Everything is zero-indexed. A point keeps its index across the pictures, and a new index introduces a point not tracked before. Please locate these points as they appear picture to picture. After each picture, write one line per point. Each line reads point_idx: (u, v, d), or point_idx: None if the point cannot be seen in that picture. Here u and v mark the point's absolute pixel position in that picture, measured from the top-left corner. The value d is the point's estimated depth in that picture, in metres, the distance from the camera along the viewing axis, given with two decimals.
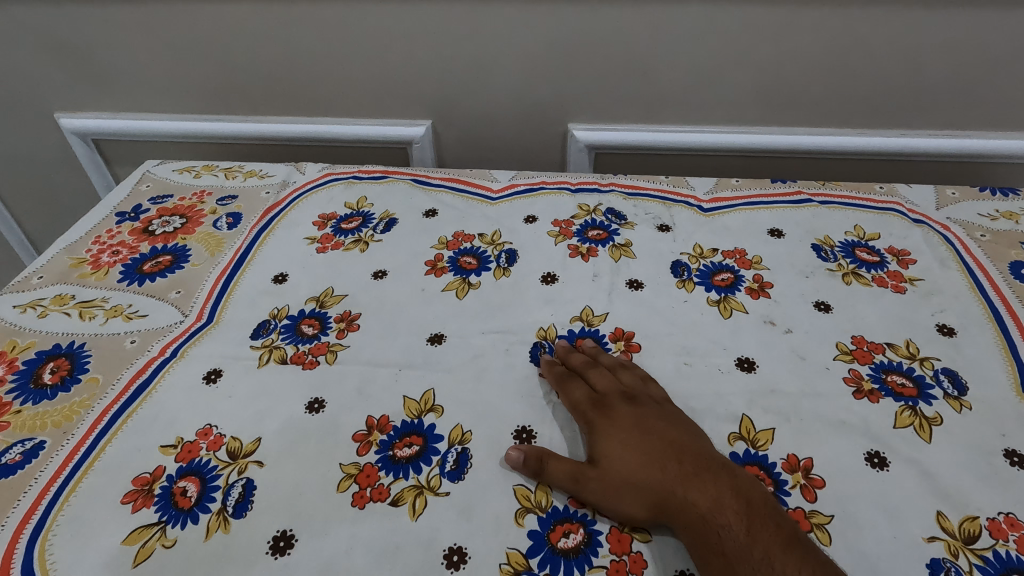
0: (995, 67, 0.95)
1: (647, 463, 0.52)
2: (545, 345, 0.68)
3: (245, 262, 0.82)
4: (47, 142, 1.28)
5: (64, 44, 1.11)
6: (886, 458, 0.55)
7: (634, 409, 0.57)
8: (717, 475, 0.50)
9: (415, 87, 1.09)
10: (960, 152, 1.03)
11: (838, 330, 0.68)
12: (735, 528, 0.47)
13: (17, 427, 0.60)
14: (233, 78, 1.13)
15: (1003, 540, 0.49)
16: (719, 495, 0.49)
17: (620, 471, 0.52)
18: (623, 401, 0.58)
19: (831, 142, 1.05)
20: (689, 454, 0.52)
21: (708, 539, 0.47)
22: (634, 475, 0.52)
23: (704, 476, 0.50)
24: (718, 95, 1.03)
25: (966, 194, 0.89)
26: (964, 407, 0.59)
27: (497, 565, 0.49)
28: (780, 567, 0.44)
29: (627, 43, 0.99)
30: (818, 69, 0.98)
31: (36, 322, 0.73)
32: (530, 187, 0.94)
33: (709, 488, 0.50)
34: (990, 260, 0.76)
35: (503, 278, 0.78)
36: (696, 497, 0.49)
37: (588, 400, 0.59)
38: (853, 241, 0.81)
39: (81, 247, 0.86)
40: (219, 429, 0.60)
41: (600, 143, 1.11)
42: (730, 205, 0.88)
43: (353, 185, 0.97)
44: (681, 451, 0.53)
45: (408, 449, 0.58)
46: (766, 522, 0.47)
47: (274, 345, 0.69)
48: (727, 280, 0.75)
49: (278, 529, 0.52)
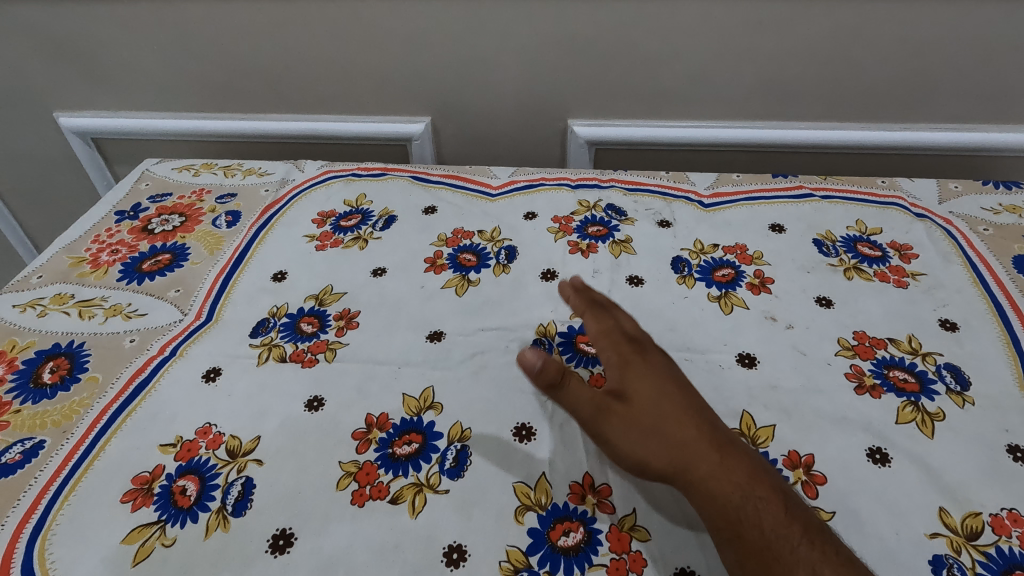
0: (998, 61, 0.94)
1: (682, 418, 0.49)
2: (544, 342, 0.68)
3: (244, 260, 0.82)
4: (46, 141, 1.28)
5: (62, 42, 1.10)
6: (888, 453, 0.55)
7: (668, 362, 0.55)
8: (751, 453, 0.48)
9: (414, 84, 1.09)
10: (962, 146, 1.02)
11: (839, 325, 0.67)
12: (771, 505, 0.44)
13: (17, 427, 0.60)
14: (231, 76, 1.12)
15: (1006, 536, 0.49)
16: (754, 471, 0.46)
17: (648, 414, 0.50)
18: (657, 350, 0.56)
19: (832, 136, 1.04)
20: (723, 425, 0.50)
21: (737, 512, 0.44)
22: (664, 422, 0.49)
23: (739, 450, 0.48)
24: (719, 90, 1.03)
25: (969, 188, 0.88)
26: (967, 402, 0.59)
27: (497, 562, 0.49)
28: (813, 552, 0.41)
29: (628, 37, 0.98)
30: (819, 63, 0.98)
31: (36, 321, 0.72)
32: (529, 183, 0.94)
33: (744, 461, 0.47)
34: (993, 254, 0.75)
35: (503, 274, 0.78)
36: (729, 469, 0.46)
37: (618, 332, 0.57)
38: (854, 236, 0.80)
39: (80, 246, 0.85)
40: (218, 427, 0.60)
41: (599, 139, 1.10)
42: (731, 200, 0.88)
43: (352, 183, 0.97)
44: (715, 419, 0.50)
45: (407, 446, 0.58)
46: (796, 509, 0.44)
47: (273, 343, 0.69)
48: (728, 275, 0.75)
49: (278, 527, 0.52)
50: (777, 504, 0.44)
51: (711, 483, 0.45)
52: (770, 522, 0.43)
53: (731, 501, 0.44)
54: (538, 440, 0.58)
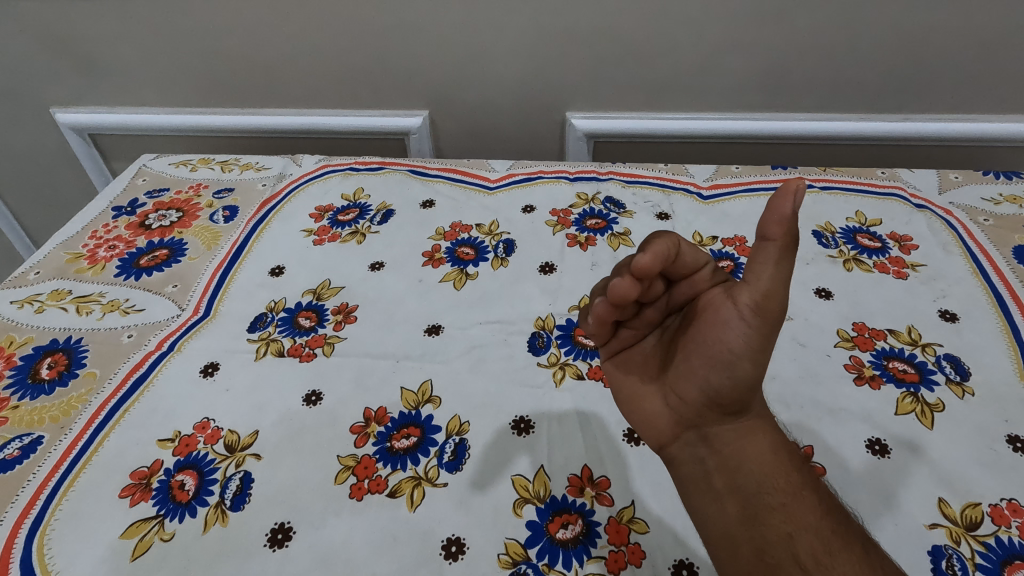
0: (999, 51, 0.93)
1: None
2: (543, 335, 0.68)
3: (242, 254, 0.82)
4: (43, 137, 1.27)
5: (56, 38, 1.09)
6: (887, 445, 0.55)
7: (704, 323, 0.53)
8: None
9: (411, 78, 1.08)
10: (963, 136, 1.02)
11: (838, 317, 0.67)
12: (816, 481, 0.44)
13: (15, 423, 0.60)
14: (226, 71, 1.12)
15: (1006, 526, 0.48)
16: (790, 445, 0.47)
17: None
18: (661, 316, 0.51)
19: (832, 128, 1.04)
20: None
21: (795, 482, 0.43)
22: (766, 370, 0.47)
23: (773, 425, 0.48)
24: (718, 82, 1.02)
25: (969, 178, 0.87)
26: (966, 393, 0.58)
27: (496, 556, 0.49)
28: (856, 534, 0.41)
29: (625, 28, 0.97)
30: (819, 54, 0.97)
31: (33, 317, 0.72)
32: (528, 177, 0.93)
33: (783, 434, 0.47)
34: (993, 245, 0.75)
35: (501, 267, 0.77)
36: (782, 439, 0.45)
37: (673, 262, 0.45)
38: (853, 227, 0.80)
39: (77, 242, 0.85)
40: (216, 422, 0.59)
41: (598, 131, 1.10)
42: (730, 191, 0.87)
43: (349, 177, 0.96)
44: None
45: (405, 440, 0.58)
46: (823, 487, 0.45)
47: (271, 337, 0.69)
48: (727, 267, 0.75)
49: (276, 522, 0.52)
50: (818, 486, 0.44)
51: (780, 447, 0.45)
52: (823, 501, 0.42)
53: (792, 477, 0.43)
54: (537, 432, 0.57)
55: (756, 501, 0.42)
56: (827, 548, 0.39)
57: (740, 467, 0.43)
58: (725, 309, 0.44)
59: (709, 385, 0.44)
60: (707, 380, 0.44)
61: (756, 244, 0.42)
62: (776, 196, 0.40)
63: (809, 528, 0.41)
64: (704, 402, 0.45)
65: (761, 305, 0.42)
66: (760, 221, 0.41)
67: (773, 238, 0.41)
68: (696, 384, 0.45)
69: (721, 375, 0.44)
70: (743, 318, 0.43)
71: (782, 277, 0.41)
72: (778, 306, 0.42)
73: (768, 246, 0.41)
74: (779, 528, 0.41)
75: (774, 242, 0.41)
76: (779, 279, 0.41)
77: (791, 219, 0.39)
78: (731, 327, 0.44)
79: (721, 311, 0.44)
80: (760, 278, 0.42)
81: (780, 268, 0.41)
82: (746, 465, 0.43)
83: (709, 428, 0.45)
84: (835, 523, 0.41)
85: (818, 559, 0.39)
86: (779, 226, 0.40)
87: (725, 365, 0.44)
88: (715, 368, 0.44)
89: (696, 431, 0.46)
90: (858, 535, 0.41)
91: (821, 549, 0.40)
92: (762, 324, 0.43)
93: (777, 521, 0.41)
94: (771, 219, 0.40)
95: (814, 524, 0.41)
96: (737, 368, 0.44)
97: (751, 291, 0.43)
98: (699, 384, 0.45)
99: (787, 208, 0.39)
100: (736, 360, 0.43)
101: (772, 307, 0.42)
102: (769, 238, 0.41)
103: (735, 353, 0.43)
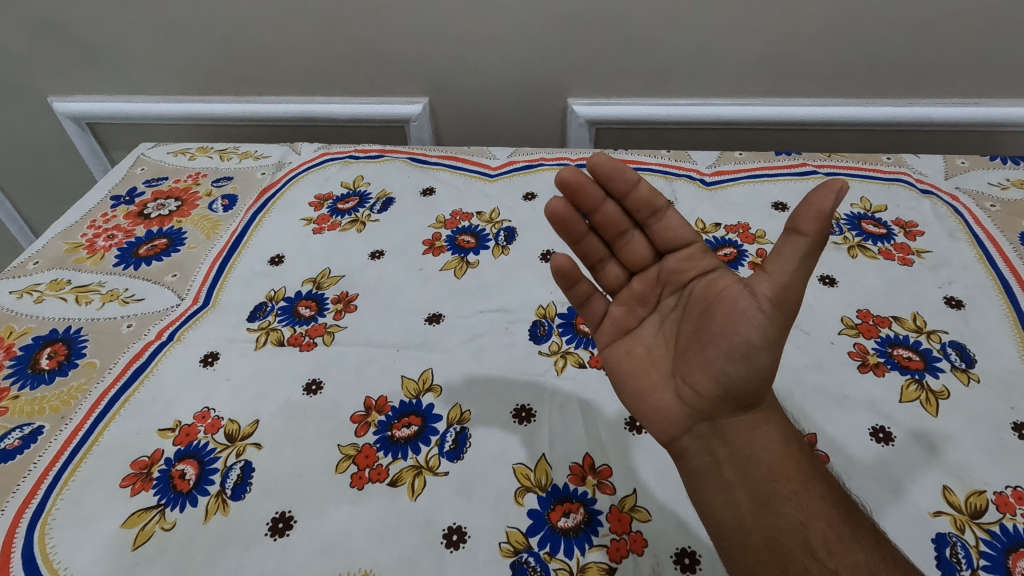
0: (1009, 35, 0.91)
1: None
2: (544, 324, 0.67)
3: (242, 242, 0.81)
4: (40, 127, 1.26)
5: (51, 25, 1.07)
6: (891, 433, 0.54)
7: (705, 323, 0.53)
8: None
9: (410, 65, 1.07)
10: (971, 121, 1.00)
11: (844, 304, 0.66)
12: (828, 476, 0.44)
13: (15, 413, 0.60)
14: (223, 59, 1.10)
15: (1010, 513, 0.48)
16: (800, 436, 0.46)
17: None
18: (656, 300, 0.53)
19: (837, 113, 1.02)
20: None
21: (804, 472, 0.43)
22: None
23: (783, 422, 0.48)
24: (723, 67, 1.00)
25: (976, 163, 0.86)
26: (971, 379, 0.58)
27: (497, 544, 0.49)
28: (862, 516, 0.42)
29: (628, 13, 0.95)
30: (825, 38, 0.95)
31: (33, 307, 0.72)
32: (528, 163, 0.92)
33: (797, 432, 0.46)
34: (1001, 231, 0.74)
35: (501, 256, 0.77)
36: (791, 432, 0.45)
37: (650, 213, 0.54)
38: (859, 213, 0.79)
39: (76, 231, 0.85)
40: (217, 411, 0.59)
41: (600, 118, 1.09)
42: (733, 178, 0.86)
43: (349, 164, 0.95)
44: None
45: (407, 429, 0.57)
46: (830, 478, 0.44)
47: (271, 327, 0.68)
48: (730, 255, 0.74)
49: (277, 511, 0.52)
50: (827, 475, 0.43)
51: (788, 436, 0.44)
52: (832, 489, 0.42)
53: (802, 465, 0.43)
54: (538, 421, 0.57)
55: (767, 490, 0.42)
56: (838, 534, 0.39)
57: (752, 457, 0.43)
58: (744, 300, 0.44)
59: (724, 375, 0.44)
60: (723, 371, 0.44)
61: (786, 235, 0.42)
62: (818, 191, 0.41)
63: (819, 515, 0.40)
64: (719, 393, 0.44)
65: (779, 297, 0.42)
66: (796, 214, 0.41)
67: (805, 232, 0.41)
68: (710, 375, 0.45)
69: (738, 366, 0.43)
70: (763, 309, 0.43)
71: (804, 272, 0.41)
72: (796, 299, 0.42)
73: (798, 239, 0.41)
74: (791, 516, 0.40)
75: (806, 236, 0.41)
76: (802, 273, 0.41)
77: (829, 215, 0.40)
78: (750, 318, 0.43)
79: (739, 302, 0.44)
80: (783, 269, 0.42)
81: (805, 262, 0.41)
82: (758, 455, 0.43)
83: (722, 420, 0.45)
84: (844, 508, 0.41)
85: (831, 547, 0.39)
86: (815, 221, 0.40)
87: (743, 357, 0.43)
88: (733, 358, 0.43)
89: (708, 423, 0.45)
90: (867, 522, 0.41)
91: (832, 537, 0.40)
92: (780, 315, 0.42)
93: (789, 510, 0.41)
94: (808, 212, 0.41)
95: (825, 512, 0.40)
96: (756, 360, 0.43)
97: (771, 282, 0.43)
98: (714, 374, 0.44)
99: (829, 203, 0.40)
100: (754, 351, 0.43)
101: (792, 299, 0.42)
102: (801, 231, 0.41)
103: (752, 344, 0.43)
